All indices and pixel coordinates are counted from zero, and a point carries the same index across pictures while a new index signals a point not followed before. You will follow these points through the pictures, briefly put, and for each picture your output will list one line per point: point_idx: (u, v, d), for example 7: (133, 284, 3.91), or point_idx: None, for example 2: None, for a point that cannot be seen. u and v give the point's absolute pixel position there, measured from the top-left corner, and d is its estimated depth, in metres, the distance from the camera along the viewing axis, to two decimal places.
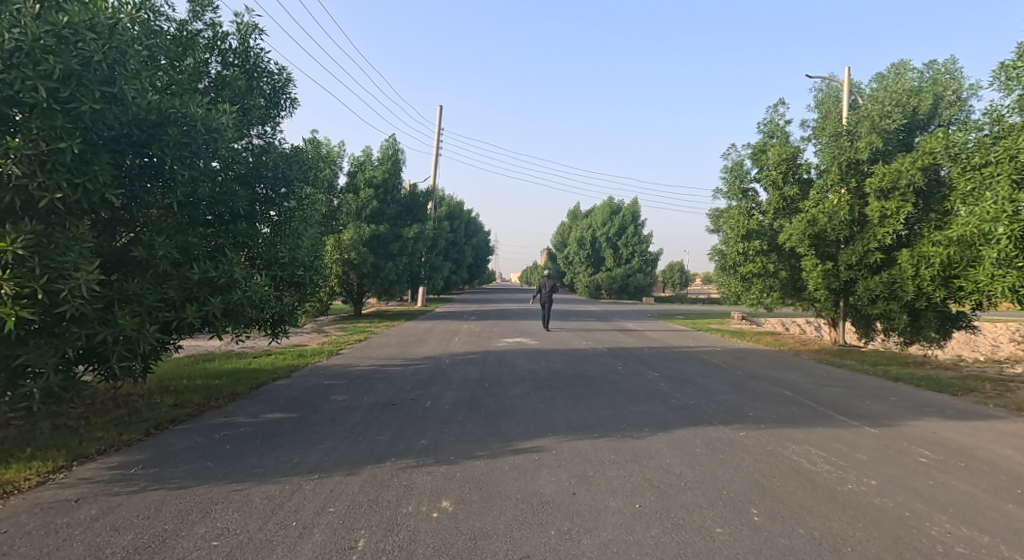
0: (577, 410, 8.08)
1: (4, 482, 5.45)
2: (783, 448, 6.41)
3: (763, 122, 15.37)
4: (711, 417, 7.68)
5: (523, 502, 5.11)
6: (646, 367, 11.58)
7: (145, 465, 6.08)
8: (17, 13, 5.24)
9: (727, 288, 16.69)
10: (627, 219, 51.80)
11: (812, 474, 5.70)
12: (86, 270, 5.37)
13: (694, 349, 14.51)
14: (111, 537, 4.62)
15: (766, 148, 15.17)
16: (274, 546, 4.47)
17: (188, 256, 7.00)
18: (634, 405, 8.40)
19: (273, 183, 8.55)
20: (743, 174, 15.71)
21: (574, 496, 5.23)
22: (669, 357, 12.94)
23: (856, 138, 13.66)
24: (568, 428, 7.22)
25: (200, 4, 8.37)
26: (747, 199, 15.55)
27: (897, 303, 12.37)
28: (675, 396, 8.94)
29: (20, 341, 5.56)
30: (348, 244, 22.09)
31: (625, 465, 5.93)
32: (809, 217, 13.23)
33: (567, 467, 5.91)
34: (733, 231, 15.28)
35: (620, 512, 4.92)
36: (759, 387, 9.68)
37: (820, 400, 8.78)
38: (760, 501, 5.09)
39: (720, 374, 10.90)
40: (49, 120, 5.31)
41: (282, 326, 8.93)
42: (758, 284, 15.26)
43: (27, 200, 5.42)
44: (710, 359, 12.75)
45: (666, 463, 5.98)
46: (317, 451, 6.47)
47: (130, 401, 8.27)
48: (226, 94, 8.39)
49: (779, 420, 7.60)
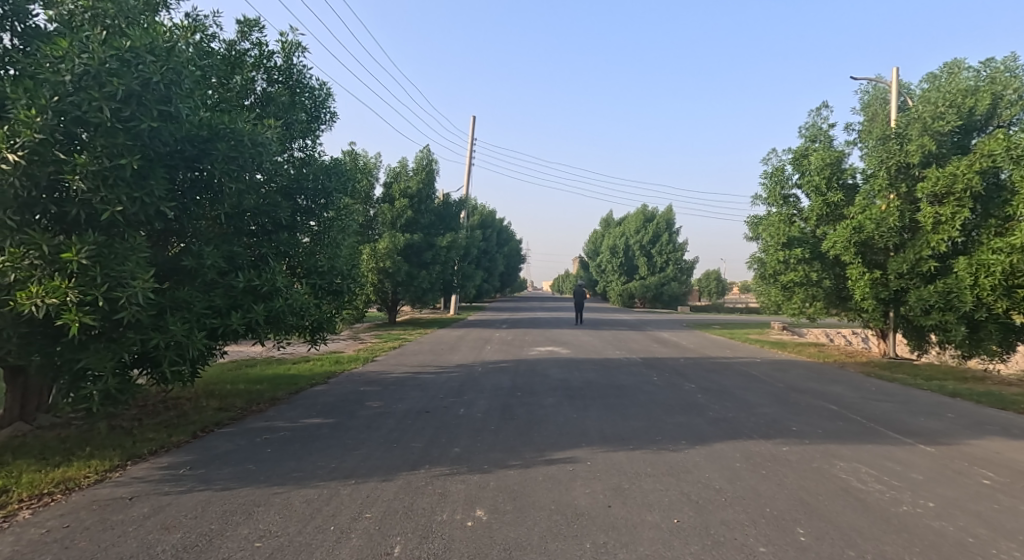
0: (612, 420, 8.19)
1: (66, 479, 5.75)
2: (830, 466, 6.42)
3: (807, 127, 15.58)
4: (751, 431, 7.71)
5: (558, 514, 5.23)
6: (681, 377, 11.62)
7: (192, 466, 6.35)
8: (86, 40, 5.55)
9: (767, 298, 16.67)
10: (661, 227, 51.32)
11: (861, 494, 5.72)
12: (143, 278, 5.61)
13: (733, 359, 14.49)
14: (161, 535, 4.87)
15: (808, 153, 15.09)
16: (313, 550, 4.66)
17: (233, 265, 7.34)
18: (670, 416, 8.46)
19: (313, 195, 8.85)
20: (784, 181, 15.67)
21: (609, 508, 5.34)
22: (706, 368, 12.94)
23: (907, 141, 13.56)
24: (602, 439, 7.34)
25: (248, 25, 8.73)
26: (788, 206, 15.55)
27: (954, 315, 12.13)
28: (712, 409, 8.96)
29: (82, 345, 5.89)
30: (383, 253, 22.68)
31: (661, 479, 6.01)
32: (855, 224, 13.22)
33: (601, 479, 6.02)
34: (774, 238, 15.17)
35: (656, 527, 5.01)
36: (802, 401, 9.63)
37: (869, 415, 8.74)
38: (804, 520, 5.14)
39: (761, 386, 10.86)
40: (112, 138, 5.58)
41: (321, 333, 9.19)
42: (800, 293, 15.17)
43: (92, 213, 5.73)
44: (748, 370, 12.71)
45: (704, 478, 6.05)
46: (354, 457, 6.70)
47: (178, 404, 8.63)
48: (272, 110, 8.77)
49: (824, 435, 7.59)
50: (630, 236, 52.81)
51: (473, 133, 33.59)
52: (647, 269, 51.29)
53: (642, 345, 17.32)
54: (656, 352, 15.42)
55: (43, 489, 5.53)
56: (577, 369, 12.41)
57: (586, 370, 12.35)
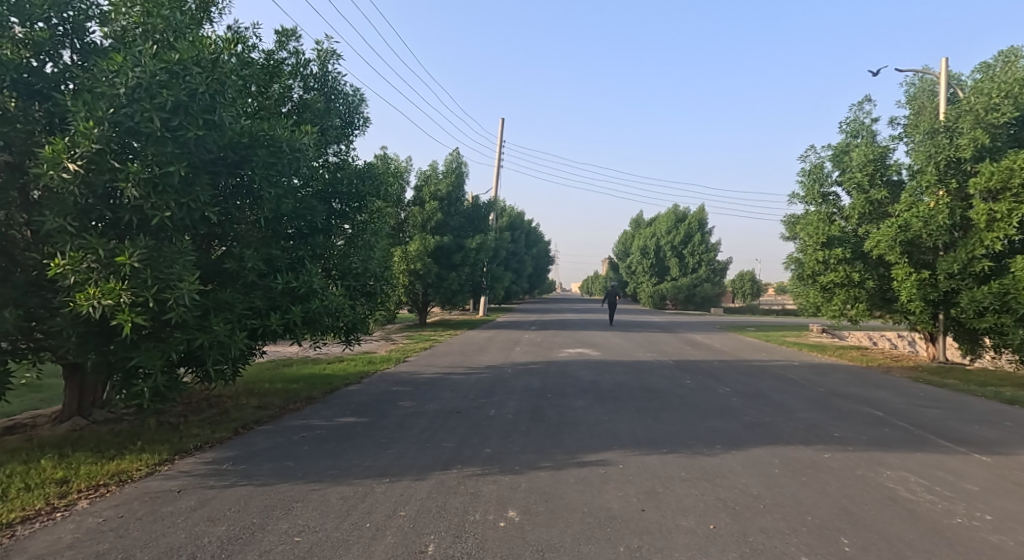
0: (644, 423, 8.26)
1: (119, 471, 6.04)
2: (877, 475, 6.40)
3: (847, 123, 15.65)
4: (790, 437, 7.72)
5: (590, 517, 5.33)
6: (714, 381, 11.62)
7: (235, 462, 6.61)
8: (139, 54, 5.84)
9: (807, 299, 16.54)
10: (693, 227, 50.96)
11: (910, 504, 5.67)
12: (189, 280, 5.85)
13: (769, 362, 14.42)
14: (207, 527, 5.09)
15: (849, 149, 15.45)
16: (351, 546, 4.81)
17: (272, 268, 7.59)
18: (705, 420, 8.51)
19: (347, 199, 9.09)
20: (823, 179, 15.94)
21: (643, 512, 5.43)
22: (741, 371, 12.90)
23: (958, 134, 13.21)
24: (635, 442, 7.42)
25: (286, 34, 9.00)
26: (827, 204, 15.73)
27: (1010, 317, 11.87)
28: (748, 413, 8.97)
29: (134, 343, 6.18)
30: (414, 255, 23.01)
31: (696, 484, 6.08)
32: (901, 222, 13.14)
33: (633, 482, 6.11)
34: (812, 238, 14.93)
35: (692, 532, 5.07)
36: (844, 406, 9.57)
37: (917, 422, 8.67)
38: (840, 527, 5.16)
39: (801, 390, 10.82)
40: (162, 147, 5.84)
41: (355, 334, 9.43)
42: (841, 294, 14.77)
43: (143, 218, 6.02)
44: (784, 374, 12.65)
45: (741, 483, 6.10)
46: (387, 456, 6.89)
47: (220, 402, 8.94)
48: (308, 116, 9.05)
49: (870, 443, 7.55)
50: (661, 236, 52.52)
51: (502, 135, 33.80)
52: (678, 270, 50.97)
53: (674, 347, 17.28)
54: (688, 355, 15.40)
55: (99, 480, 5.81)
56: (607, 371, 12.48)
57: (615, 372, 12.41)
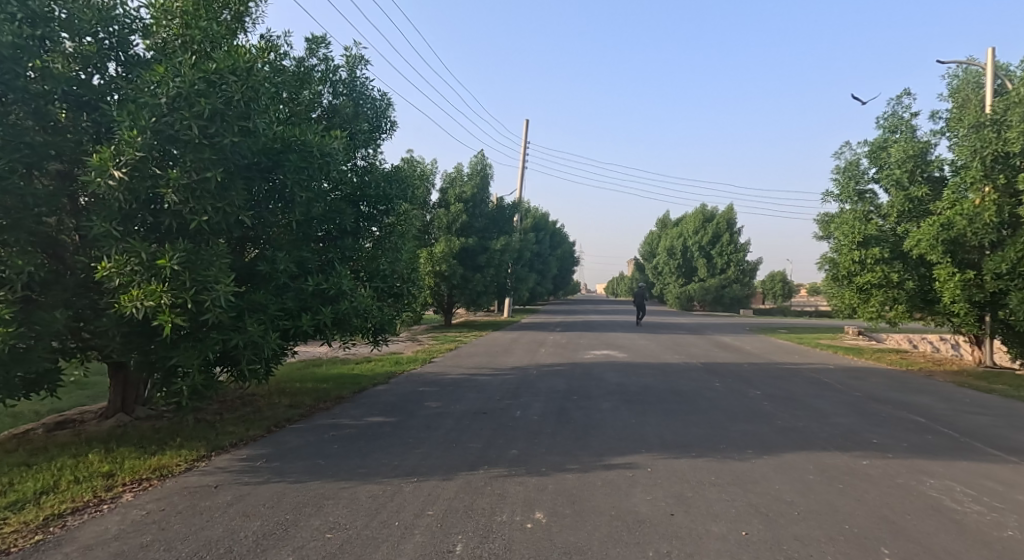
0: (672, 427, 8.30)
1: (160, 466, 6.26)
2: (919, 484, 6.32)
3: (884, 117, 15.47)
4: (825, 442, 7.70)
5: (618, 520, 5.38)
6: (744, 384, 11.59)
7: (268, 459, 6.81)
8: (179, 65, 6.06)
9: (842, 301, 16.37)
10: (722, 227, 50.49)
11: (957, 515, 5.56)
12: (225, 282, 6.03)
13: (803, 366, 14.32)
14: (242, 522, 5.27)
15: (887, 145, 15.42)
16: (380, 543, 4.93)
17: (303, 270, 7.78)
18: (735, 424, 8.52)
19: (375, 202, 9.26)
20: (859, 177, 16.12)
21: (672, 517, 5.47)
22: (772, 374, 12.84)
23: (1005, 128, 12.79)
24: (663, 445, 7.47)
25: (316, 42, 9.21)
26: (864, 201, 15.80)
27: None
28: (779, 417, 8.95)
29: (174, 343, 6.39)
30: (440, 257, 23.26)
31: (727, 489, 6.10)
32: (943, 220, 12.96)
33: (662, 486, 6.16)
34: (848, 237, 14.86)
35: (723, 538, 5.08)
36: (884, 412, 9.49)
37: (961, 430, 8.56)
38: (871, 534, 5.14)
39: (837, 395, 10.74)
40: (199, 153, 6.03)
41: (383, 334, 9.60)
42: (879, 295, 14.55)
43: (182, 223, 6.22)
44: (819, 377, 12.57)
45: (774, 489, 6.10)
46: (415, 455, 7.04)
47: (253, 400, 9.19)
48: (338, 121, 9.27)
49: (910, 450, 7.48)
50: (689, 236, 52.14)
51: (527, 135, 33.89)
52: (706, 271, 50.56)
53: (702, 349, 17.24)
54: (717, 357, 15.36)
55: (142, 474, 6.04)
56: (634, 373, 12.53)
57: (641, 374, 12.45)
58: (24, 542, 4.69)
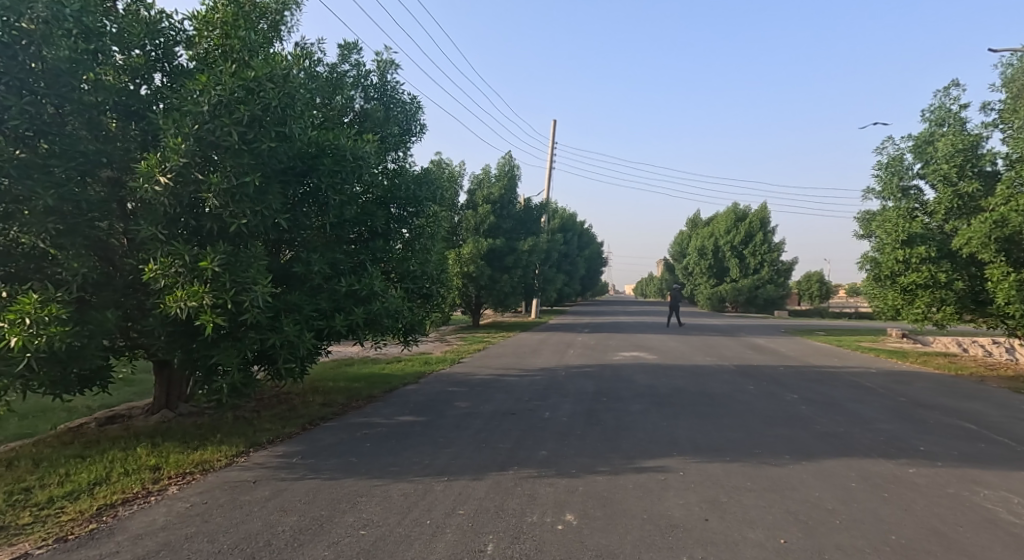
0: (704, 430, 8.31)
1: (202, 461, 6.49)
2: (971, 494, 6.16)
3: (931, 110, 15.10)
4: (869, 449, 7.62)
5: (651, 524, 5.41)
6: (780, 387, 11.50)
7: (303, 455, 6.99)
8: (220, 74, 6.27)
9: (883, 303, 15.96)
10: (756, 226, 49.84)
11: (1015, 529, 5.38)
12: (263, 284, 6.21)
13: (844, 369, 14.14)
14: (280, 516, 5.44)
15: (933, 139, 15.04)
16: (412, 541, 5.05)
17: (336, 271, 7.96)
18: (770, 429, 8.49)
19: (405, 204, 9.42)
20: (903, 172, 15.82)
21: (707, 522, 5.46)
22: (810, 377, 12.72)
23: None
24: (695, 449, 7.48)
25: (348, 47, 9.41)
26: (909, 198, 15.58)
27: None
28: (818, 422, 8.89)
29: (214, 342, 6.61)
30: (468, 258, 23.46)
31: (764, 495, 6.08)
32: (996, 217, 12.47)
33: (696, 491, 6.18)
34: (891, 236, 14.63)
35: (759, 545, 5.05)
36: (931, 418, 9.35)
37: (1015, 437, 8.38)
38: (912, 544, 5.06)
39: (881, 400, 10.60)
40: (239, 159, 6.23)
41: (413, 334, 9.76)
42: (926, 296, 14.19)
43: (222, 226, 6.44)
44: (861, 381, 12.42)
45: (813, 496, 6.04)
46: (445, 455, 7.17)
47: (289, 398, 9.43)
48: (369, 125, 9.47)
49: (960, 458, 7.33)
50: (720, 236, 51.65)
51: (553, 136, 33.84)
52: (739, 270, 50.05)
53: (735, 351, 17.12)
54: (751, 360, 15.26)
55: (185, 468, 6.26)
56: (664, 375, 12.53)
57: (671, 376, 12.44)
58: (80, 530, 4.93)
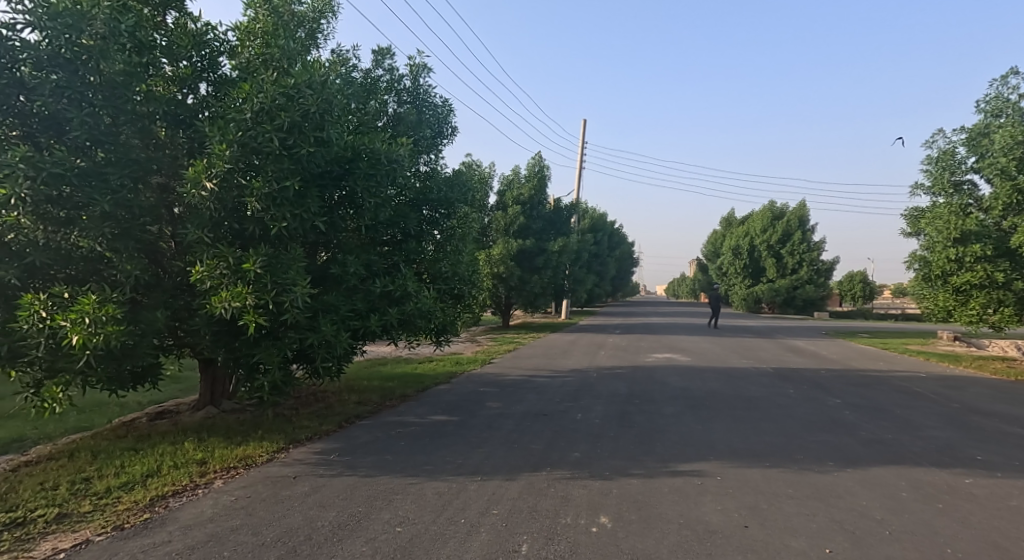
0: (741, 435, 8.30)
1: (245, 456, 6.70)
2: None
3: (986, 101, 14.90)
4: (921, 457, 7.50)
5: (687, 529, 5.43)
6: (821, 391, 11.39)
7: (341, 452, 7.18)
8: (262, 82, 6.49)
9: (931, 304, 15.27)
10: (794, 224, 49.23)
11: None
12: (303, 285, 6.39)
13: (890, 374, 13.92)
14: (319, 511, 5.61)
15: (988, 131, 14.84)
16: (447, 539, 5.17)
17: (371, 272, 8.13)
18: (812, 434, 8.43)
19: (438, 206, 9.57)
20: (955, 166, 15.57)
21: (747, 529, 5.45)
22: (854, 382, 12.55)
23: None
24: (732, 454, 7.48)
25: (382, 53, 9.61)
26: (963, 194, 15.36)
27: None
28: (863, 429, 8.80)
29: (256, 342, 6.83)
30: (498, 259, 23.61)
31: (807, 502, 6.04)
32: None
33: (735, 496, 6.18)
34: (942, 233, 14.38)
35: (802, 553, 5.01)
36: (987, 426, 9.17)
37: None
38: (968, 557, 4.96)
39: (932, 406, 10.41)
40: (280, 164, 6.43)
41: (446, 334, 9.90)
42: (981, 296, 13.79)
43: (264, 229, 6.65)
44: (910, 387, 12.23)
45: (859, 505, 5.97)
46: (478, 454, 7.29)
47: (326, 396, 9.66)
48: (402, 129, 9.66)
49: (1017, 469, 7.15)
50: (756, 236, 51.03)
51: (582, 135, 33.80)
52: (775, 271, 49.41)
53: (773, 354, 16.95)
54: (790, 363, 15.12)
55: (230, 462, 6.49)
56: (697, 377, 12.51)
57: (705, 379, 12.40)
58: (135, 519, 5.16)
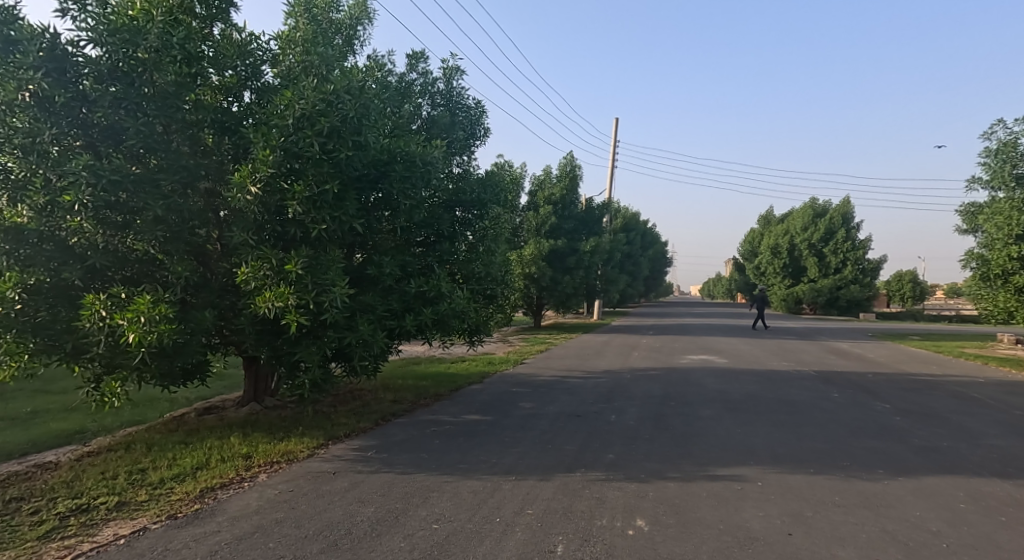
0: (781, 440, 8.25)
1: (287, 451, 6.92)
2: None
3: None
4: (980, 467, 7.34)
5: (726, 534, 5.44)
6: (869, 396, 11.21)
7: (377, 449, 7.36)
8: (303, 88, 6.69)
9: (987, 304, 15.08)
10: (836, 222, 48.33)
11: None
12: (341, 285, 6.56)
13: (944, 378, 13.60)
14: (359, 507, 5.78)
15: None
16: (483, 537, 5.28)
17: (406, 272, 8.29)
18: (858, 441, 8.33)
19: (471, 207, 9.71)
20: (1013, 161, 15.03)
21: (790, 536, 5.43)
22: (905, 387, 12.30)
23: None
24: (774, 460, 7.44)
25: (416, 57, 9.78)
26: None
27: None
28: (914, 436, 8.65)
29: (297, 341, 7.03)
30: (529, 259, 23.74)
31: (855, 511, 5.98)
32: None
33: (778, 503, 6.16)
34: (1002, 231, 14.03)
35: None
36: None
37: None
38: None
39: (989, 413, 10.15)
40: (320, 167, 6.62)
41: (479, 334, 10.03)
42: None
43: (304, 231, 6.84)
44: (965, 392, 11.95)
45: (911, 515, 5.88)
46: (512, 454, 7.40)
47: (363, 395, 9.86)
48: (435, 131, 9.81)
49: None
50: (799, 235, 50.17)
51: (615, 134, 33.67)
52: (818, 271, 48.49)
53: (814, 356, 16.69)
54: (833, 366, 14.88)
55: (273, 457, 6.71)
56: (734, 380, 12.43)
57: (743, 382, 12.31)
58: (186, 509, 5.39)
